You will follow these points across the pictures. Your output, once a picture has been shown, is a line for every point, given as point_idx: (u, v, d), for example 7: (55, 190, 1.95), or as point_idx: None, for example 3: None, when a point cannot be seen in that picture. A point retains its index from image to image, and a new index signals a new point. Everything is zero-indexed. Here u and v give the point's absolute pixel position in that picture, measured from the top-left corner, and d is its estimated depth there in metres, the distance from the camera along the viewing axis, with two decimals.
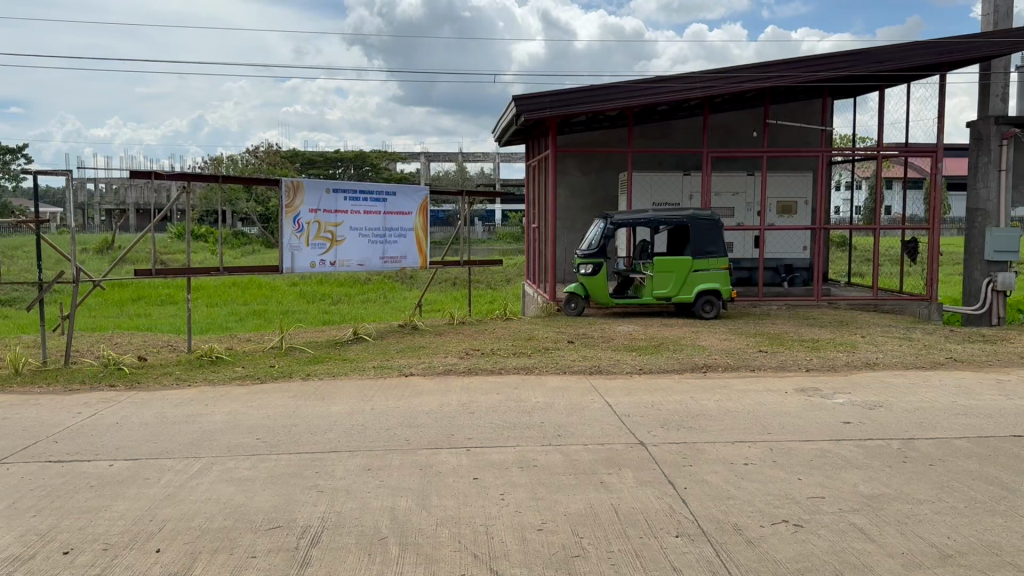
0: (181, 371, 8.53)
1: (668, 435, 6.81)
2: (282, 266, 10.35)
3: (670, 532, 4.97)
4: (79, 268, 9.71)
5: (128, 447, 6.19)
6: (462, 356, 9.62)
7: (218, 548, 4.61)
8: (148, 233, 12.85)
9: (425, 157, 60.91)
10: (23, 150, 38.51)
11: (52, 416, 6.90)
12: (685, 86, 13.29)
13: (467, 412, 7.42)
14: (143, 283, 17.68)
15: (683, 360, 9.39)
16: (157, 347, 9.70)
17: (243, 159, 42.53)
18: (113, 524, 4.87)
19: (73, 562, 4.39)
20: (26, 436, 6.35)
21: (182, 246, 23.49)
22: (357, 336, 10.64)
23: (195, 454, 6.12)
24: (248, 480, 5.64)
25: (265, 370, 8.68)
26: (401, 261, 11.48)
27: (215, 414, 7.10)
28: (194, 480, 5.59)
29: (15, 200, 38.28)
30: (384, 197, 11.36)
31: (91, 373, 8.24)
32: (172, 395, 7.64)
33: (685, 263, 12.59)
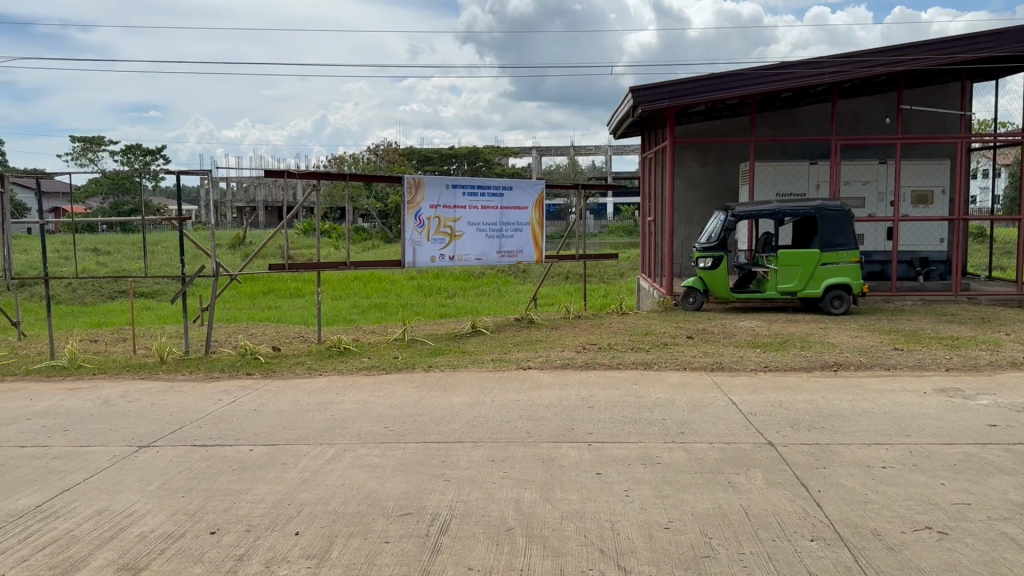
0: (312, 361, 8.86)
1: (798, 436, 6.56)
2: (404, 261, 10.67)
3: (805, 536, 4.78)
4: (217, 263, 10.22)
5: (266, 433, 6.46)
6: (580, 350, 9.58)
7: (352, 533, 4.75)
8: (278, 229, 13.41)
9: (537, 151, 61.09)
10: (162, 150, 40.88)
11: (196, 402, 7.31)
12: (813, 72, 12.78)
13: (587, 406, 7.39)
14: (273, 277, 18.50)
15: (812, 358, 9.03)
16: (289, 338, 10.13)
17: (362, 159, 43.83)
18: (255, 507, 5.09)
19: (220, 542, 4.61)
20: (173, 421, 6.74)
21: (308, 241, 24.40)
22: (475, 329, 10.79)
23: (327, 440, 6.34)
24: (379, 467, 5.79)
25: (389, 361, 8.91)
26: (517, 256, 11.53)
27: (344, 403, 7.34)
28: (328, 466, 5.79)
29: (155, 198, 40.79)
30: (501, 191, 11.39)
31: (230, 362, 8.68)
32: (304, 384, 7.96)
33: (812, 256, 12.12)
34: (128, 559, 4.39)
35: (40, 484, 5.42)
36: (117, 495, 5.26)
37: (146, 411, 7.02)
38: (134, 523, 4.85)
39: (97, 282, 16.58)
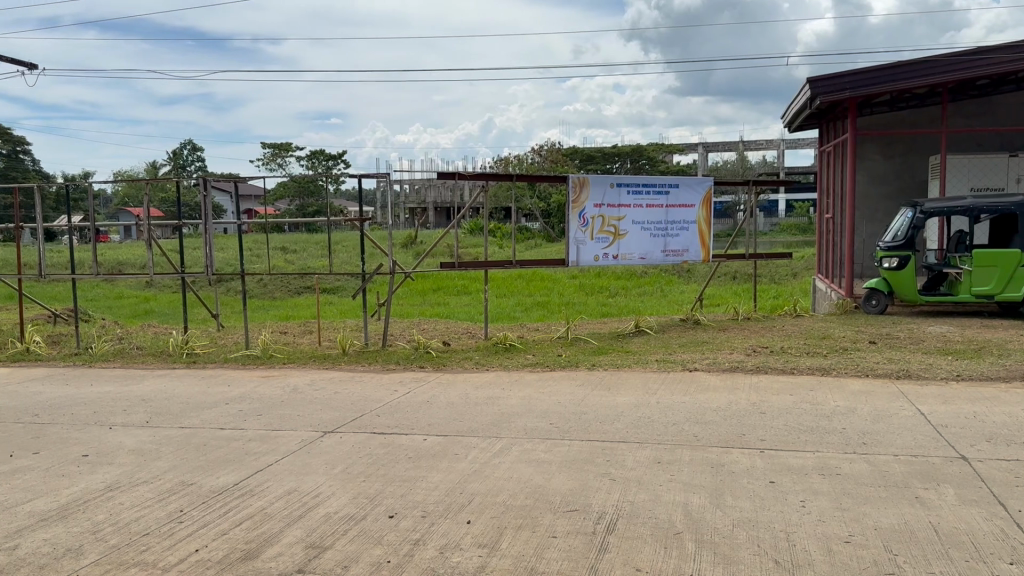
0: (479, 356, 9.12)
1: (996, 451, 6.03)
2: (568, 259, 10.76)
3: (1004, 559, 4.39)
4: (392, 262, 10.73)
5: (438, 424, 6.72)
6: (749, 353, 9.27)
7: (522, 525, 4.85)
8: (448, 228, 13.87)
9: (703, 147, 59.59)
10: (341, 155, 43.36)
11: (374, 392, 7.71)
12: (1016, 56, 11.69)
13: (758, 411, 7.15)
14: (443, 275, 19.15)
15: (1012, 367, 8.26)
16: (458, 333, 10.47)
17: (527, 159, 44.48)
18: (429, 494, 5.31)
19: (397, 526, 4.84)
20: (353, 410, 7.15)
21: (476, 240, 25.08)
22: (639, 329, 10.70)
23: (496, 434, 6.50)
24: (546, 463, 5.87)
25: (553, 358, 9.02)
26: (683, 255, 11.32)
27: (511, 398, 7.50)
28: (497, 459, 5.94)
29: (335, 200, 43.33)
30: (668, 189, 11.21)
31: (404, 355, 9.09)
32: (473, 378, 8.21)
33: (1013, 257, 11.10)
34: (315, 538, 4.70)
35: (237, 463, 5.91)
36: (304, 476, 5.64)
37: (330, 399, 7.49)
38: (320, 504, 5.18)
39: (284, 279, 17.86)
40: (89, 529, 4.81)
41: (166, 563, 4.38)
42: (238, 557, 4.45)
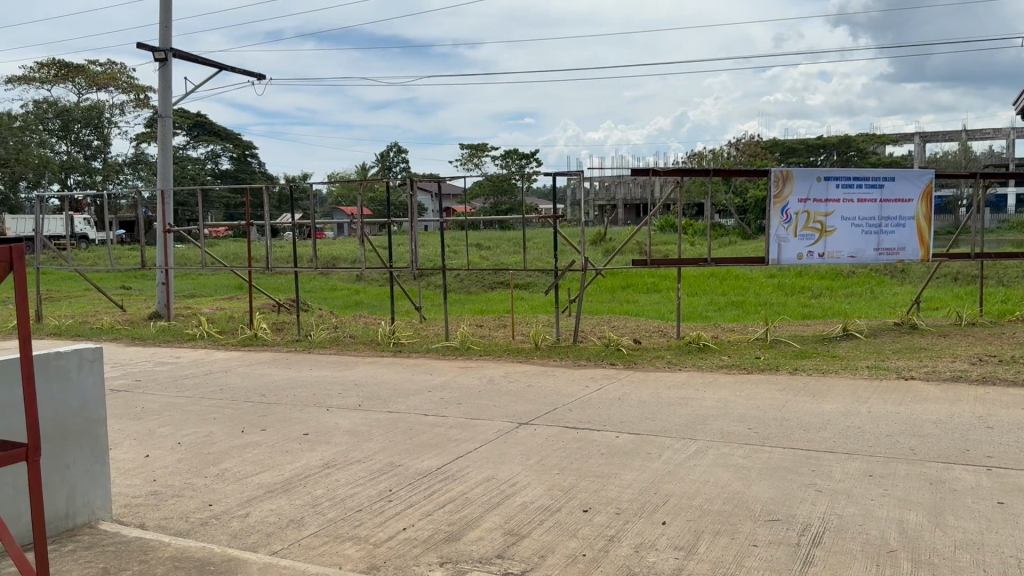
0: (672, 355, 8.96)
1: None
2: (769, 257, 10.32)
3: None
4: (585, 259, 10.78)
5: (632, 422, 6.68)
6: (975, 362, 8.45)
7: (720, 531, 4.70)
8: (643, 225, 13.73)
9: (918, 137, 54.99)
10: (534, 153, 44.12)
11: (567, 387, 7.79)
12: None
13: (986, 426, 6.50)
14: (634, 272, 19.00)
15: None
16: (650, 332, 10.35)
17: (723, 154, 43.08)
18: (624, 492, 5.28)
19: (592, 521, 4.85)
20: (548, 403, 7.26)
21: (668, 237, 24.66)
22: (846, 332, 10.07)
23: (692, 435, 6.36)
24: (744, 468, 5.67)
25: (751, 361, 8.69)
26: (899, 253, 10.54)
27: (706, 400, 7.31)
28: (693, 461, 5.81)
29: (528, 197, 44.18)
30: (882, 182, 10.47)
31: (596, 352, 9.12)
32: (666, 378, 8.08)
33: None
34: (512, 525, 4.81)
35: (439, 448, 6.18)
36: (501, 465, 5.80)
37: (525, 392, 7.66)
38: (517, 493, 5.30)
39: (480, 274, 18.46)
40: (309, 502, 5.22)
41: (376, 539, 4.66)
42: (441, 538, 4.65)
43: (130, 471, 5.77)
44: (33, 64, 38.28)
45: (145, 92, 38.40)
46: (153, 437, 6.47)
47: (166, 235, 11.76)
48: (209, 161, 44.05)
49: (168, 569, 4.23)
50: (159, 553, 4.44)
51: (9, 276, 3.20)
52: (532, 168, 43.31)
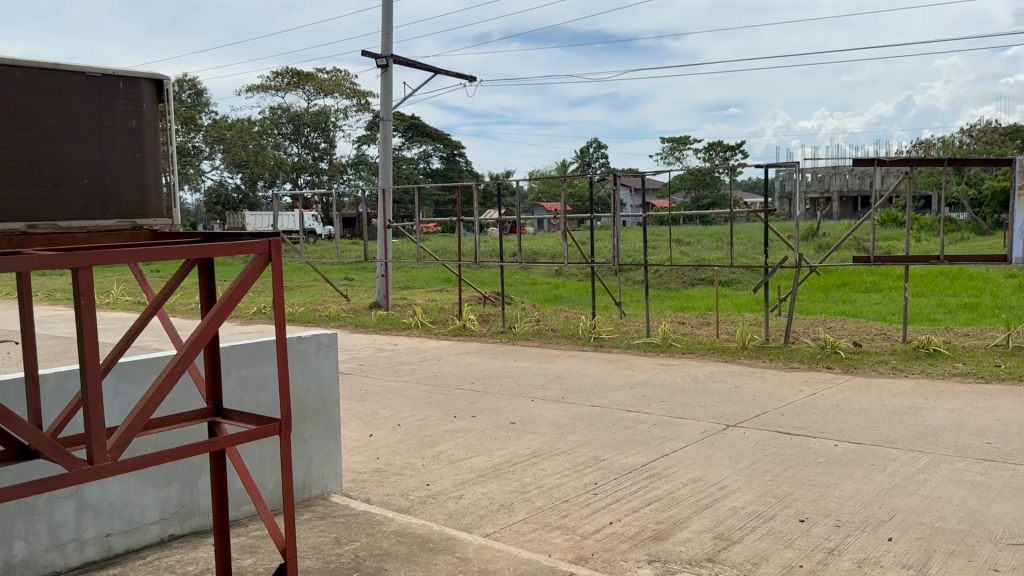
0: (897, 361, 8.35)
1: None
2: (1012, 255, 9.34)
3: None
4: (798, 255, 10.29)
5: (851, 431, 6.30)
6: None
7: (955, 552, 4.33)
8: (862, 219, 12.89)
9: None
10: (740, 145, 42.55)
11: (778, 390, 7.48)
12: None
13: None
14: (850, 269, 17.87)
15: None
16: (870, 334, 9.71)
17: (954, 142, 39.37)
18: (844, 504, 5.00)
19: (809, 531, 4.64)
20: (757, 406, 7.01)
21: (889, 232, 22.97)
22: None
23: (920, 448, 5.90)
24: (982, 487, 5.18)
25: (990, 369, 7.90)
26: None
27: (936, 410, 6.75)
28: (923, 476, 5.38)
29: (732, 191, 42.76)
30: None
31: (810, 354, 8.69)
32: (890, 385, 7.54)
33: None
34: (722, 529, 4.70)
35: (645, 445, 6.15)
36: (710, 467, 5.68)
37: (733, 393, 7.44)
38: (727, 496, 5.17)
39: (682, 270, 18.13)
40: (519, 489, 5.38)
41: (585, 530, 4.73)
42: (649, 536, 4.63)
43: (357, 449, 6.23)
44: (270, 74, 42.15)
45: (365, 96, 41.09)
46: (375, 418, 6.94)
47: (385, 230, 12.56)
48: (421, 160, 46.39)
49: (392, 543, 4.53)
50: (384, 527, 4.77)
51: (269, 266, 3.60)
52: (736, 161, 41.81)
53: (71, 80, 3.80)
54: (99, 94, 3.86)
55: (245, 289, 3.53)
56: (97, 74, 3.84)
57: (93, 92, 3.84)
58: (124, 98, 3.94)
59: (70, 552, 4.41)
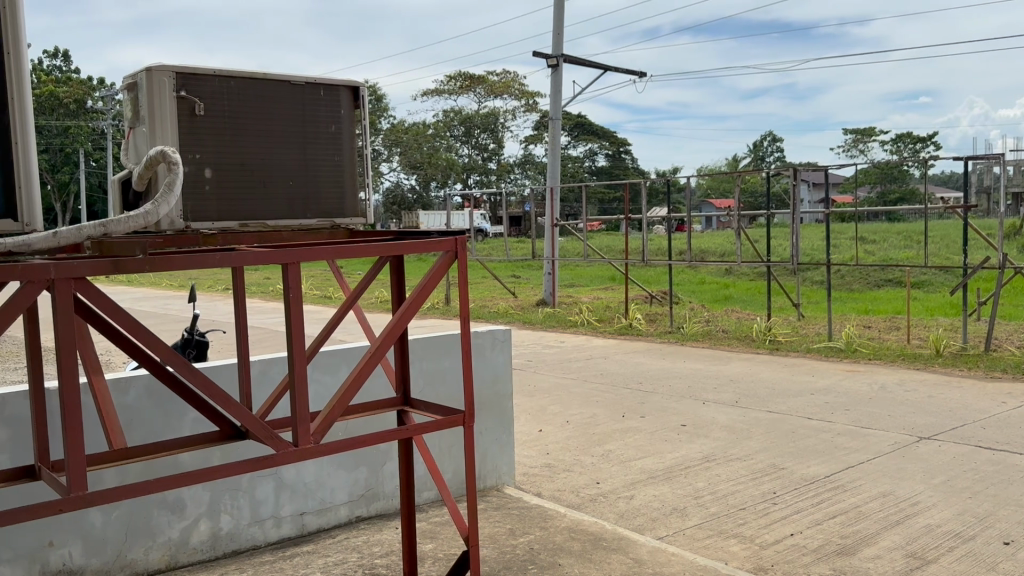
0: None
1: None
2: None
3: None
4: (1003, 255, 9.43)
5: None
6: None
7: None
8: None
9: None
10: (930, 138, 39.52)
11: (978, 401, 6.89)
12: None
13: None
14: None
15: None
16: None
17: None
18: None
19: (1017, 556, 4.24)
20: (954, 418, 6.49)
21: None
22: None
23: None
24: None
25: None
26: None
27: None
28: None
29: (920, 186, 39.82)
30: None
31: (1014, 363, 7.94)
32: None
33: None
34: (915, 548, 4.39)
35: (827, 455, 5.84)
36: (901, 481, 5.31)
37: (925, 403, 6.93)
38: (920, 513, 4.82)
39: (863, 270, 17.09)
40: (692, 493, 5.27)
41: (763, 540, 4.56)
42: (833, 550, 4.40)
43: (528, 443, 6.33)
44: (443, 78, 43.61)
45: (533, 96, 41.64)
46: (544, 413, 7.02)
47: (553, 228, 12.68)
48: (587, 159, 46.46)
49: (565, 539, 4.56)
50: (557, 522, 4.81)
51: (456, 262, 3.75)
52: (925, 154, 38.85)
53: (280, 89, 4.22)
54: (302, 100, 4.24)
55: (434, 284, 3.68)
56: (300, 84, 4.22)
57: (297, 100, 4.23)
58: (324, 103, 4.28)
59: (269, 527, 4.76)
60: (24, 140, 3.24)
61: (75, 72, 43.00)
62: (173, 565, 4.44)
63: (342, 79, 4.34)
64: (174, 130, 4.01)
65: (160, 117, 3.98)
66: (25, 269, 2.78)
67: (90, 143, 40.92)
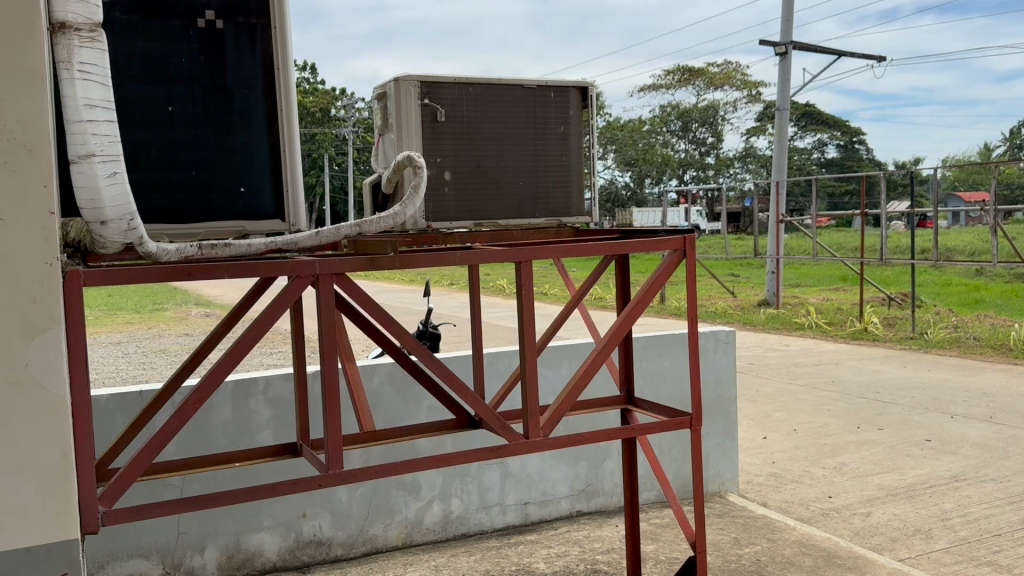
0: None
1: None
2: None
3: None
4: None
5: None
6: None
7: None
8: None
9: None
10: None
11: None
12: None
13: None
14: None
15: None
16: None
17: None
18: None
19: None
20: None
21: None
22: None
23: None
24: None
25: None
26: None
27: None
28: None
29: None
30: None
31: None
32: None
33: None
34: None
35: None
36: None
37: None
38: None
39: None
40: (938, 515, 4.82)
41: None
42: None
43: (752, 450, 6.10)
44: (661, 73, 43.06)
45: (755, 87, 39.97)
46: (769, 420, 6.73)
47: (777, 224, 12.13)
48: (815, 151, 43.81)
49: (795, 553, 4.34)
50: (786, 535, 4.59)
51: (684, 262, 3.67)
52: None
53: (513, 94, 4.56)
54: (534, 103, 4.59)
55: (662, 283, 3.62)
56: (533, 87, 4.57)
57: (529, 103, 4.58)
58: (554, 105, 4.64)
59: (495, 514, 4.96)
60: (291, 152, 3.54)
61: (322, 82, 47.21)
62: (409, 543, 4.74)
63: (570, 81, 4.71)
64: (418, 135, 4.39)
65: (407, 120, 4.34)
66: (295, 266, 3.05)
67: (333, 149, 44.71)
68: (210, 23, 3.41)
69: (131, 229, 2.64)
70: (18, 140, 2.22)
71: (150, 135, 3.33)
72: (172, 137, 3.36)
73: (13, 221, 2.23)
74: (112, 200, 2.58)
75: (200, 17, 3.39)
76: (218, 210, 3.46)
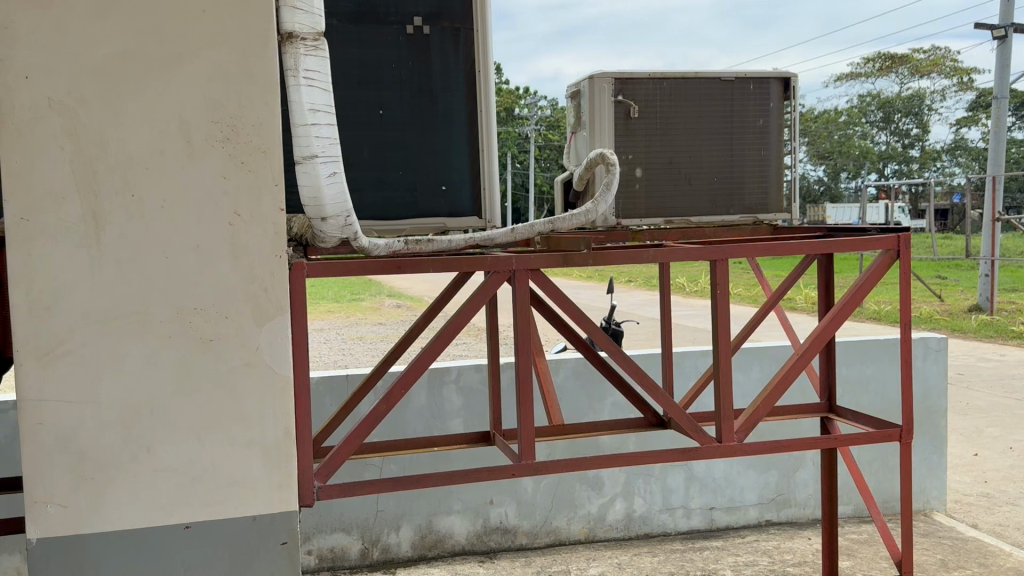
0: None
1: None
2: None
3: None
4: None
5: None
6: None
7: None
8: None
9: None
10: None
11: None
12: None
13: None
14: None
15: None
16: None
17: None
18: None
19: None
20: None
21: None
22: None
23: None
24: None
25: None
26: None
27: None
28: None
29: None
30: None
31: None
32: None
33: None
34: None
35: None
36: None
37: None
38: None
39: None
40: None
41: None
42: None
43: (961, 467, 5.63)
44: (859, 62, 40.52)
45: (968, 73, 36.61)
46: (981, 435, 6.19)
47: (993, 223, 11.10)
48: None
49: None
50: (1001, 561, 4.20)
51: (897, 263, 3.43)
52: None
53: (710, 87, 4.46)
54: (730, 95, 4.47)
55: (871, 286, 3.41)
56: (731, 79, 4.45)
57: (726, 96, 4.47)
58: (753, 97, 4.50)
59: (679, 517, 4.88)
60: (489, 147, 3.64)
61: (506, 81, 48.44)
62: (591, 538, 4.77)
63: (771, 72, 4.58)
64: (611, 131, 4.36)
65: (600, 118, 4.34)
66: (494, 262, 3.15)
67: (517, 146, 45.74)
68: (418, 29, 3.59)
69: (347, 225, 2.82)
70: (253, 142, 2.42)
71: (364, 137, 3.55)
72: (384, 137, 3.58)
73: (249, 216, 2.42)
74: (331, 197, 2.75)
75: (409, 24, 3.58)
76: (423, 207, 3.62)
